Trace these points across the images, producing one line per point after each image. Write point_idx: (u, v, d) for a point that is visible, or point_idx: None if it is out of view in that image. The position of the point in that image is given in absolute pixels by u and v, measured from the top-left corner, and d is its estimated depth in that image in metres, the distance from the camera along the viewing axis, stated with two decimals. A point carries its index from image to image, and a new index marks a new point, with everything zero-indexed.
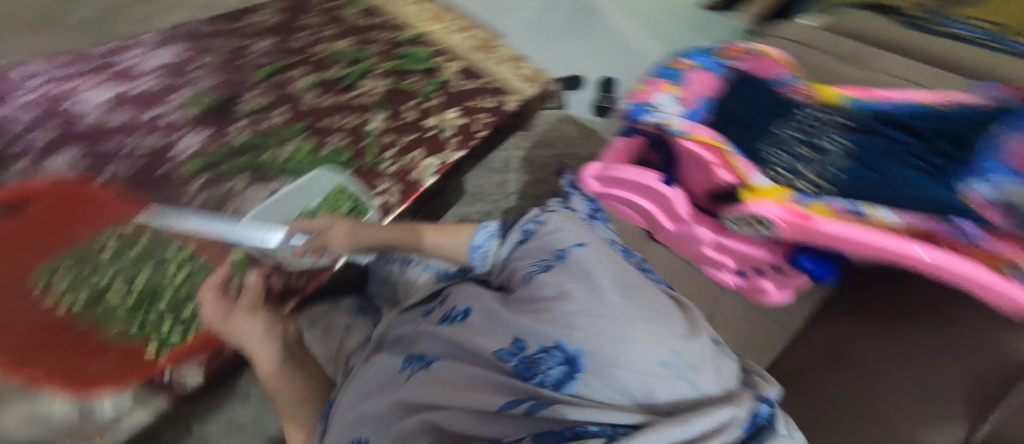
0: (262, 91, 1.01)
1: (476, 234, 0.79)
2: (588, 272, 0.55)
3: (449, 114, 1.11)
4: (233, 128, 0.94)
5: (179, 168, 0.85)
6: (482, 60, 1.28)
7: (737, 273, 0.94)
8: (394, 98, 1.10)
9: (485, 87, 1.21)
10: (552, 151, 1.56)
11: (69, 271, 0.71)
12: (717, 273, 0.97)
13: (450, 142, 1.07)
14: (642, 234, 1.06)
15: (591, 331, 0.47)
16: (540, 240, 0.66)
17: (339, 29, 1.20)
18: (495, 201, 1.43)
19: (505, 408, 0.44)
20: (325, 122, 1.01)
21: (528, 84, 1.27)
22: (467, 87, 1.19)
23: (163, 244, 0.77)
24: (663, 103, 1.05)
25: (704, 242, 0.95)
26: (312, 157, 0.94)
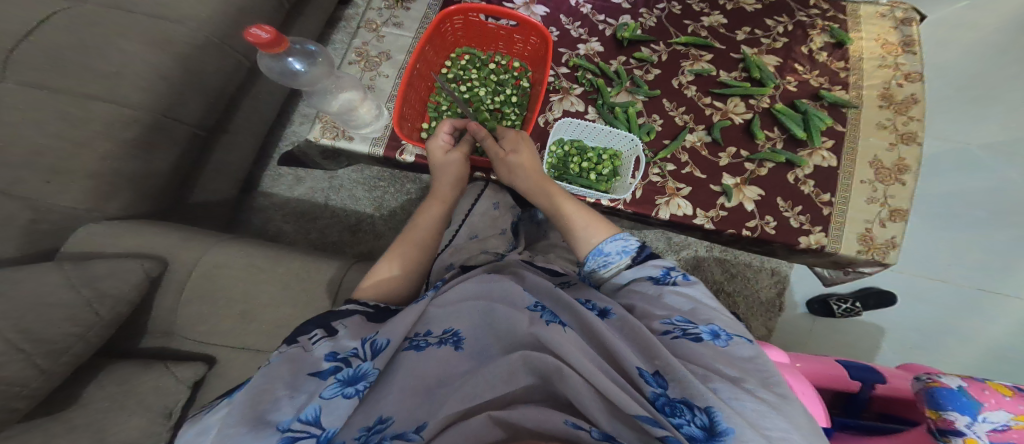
0: (665, 22, 0.89)
1: (609, 240, 0.61)
2: (760, 368, 0.46)
3: (747, 193, 0.76)
4: (593, 44, 0.87)
5: (557, 61, 0.86)
6: (892, 182, 0.76)
7: None
8: (731, 133, 0.81)
9: (820, 205, 0.75)
10: (785, 303, 1.14)
11: (467, 55, 0.84)
12: None
13: (719, 210, 0.76)
14: None
15: (751, 421, 0.41)
16: (691, 301, 0.54)
17: (803, 37, 0.88)
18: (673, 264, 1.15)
19: (643, 421, 0.40)
20: (667, 101, 0.83)
21: (885, 254, 0.72)
22: (807, 191, 0.76)
23: (507, 87, 0.82)
24: None
25: None
26: (616, 118, 0.81)
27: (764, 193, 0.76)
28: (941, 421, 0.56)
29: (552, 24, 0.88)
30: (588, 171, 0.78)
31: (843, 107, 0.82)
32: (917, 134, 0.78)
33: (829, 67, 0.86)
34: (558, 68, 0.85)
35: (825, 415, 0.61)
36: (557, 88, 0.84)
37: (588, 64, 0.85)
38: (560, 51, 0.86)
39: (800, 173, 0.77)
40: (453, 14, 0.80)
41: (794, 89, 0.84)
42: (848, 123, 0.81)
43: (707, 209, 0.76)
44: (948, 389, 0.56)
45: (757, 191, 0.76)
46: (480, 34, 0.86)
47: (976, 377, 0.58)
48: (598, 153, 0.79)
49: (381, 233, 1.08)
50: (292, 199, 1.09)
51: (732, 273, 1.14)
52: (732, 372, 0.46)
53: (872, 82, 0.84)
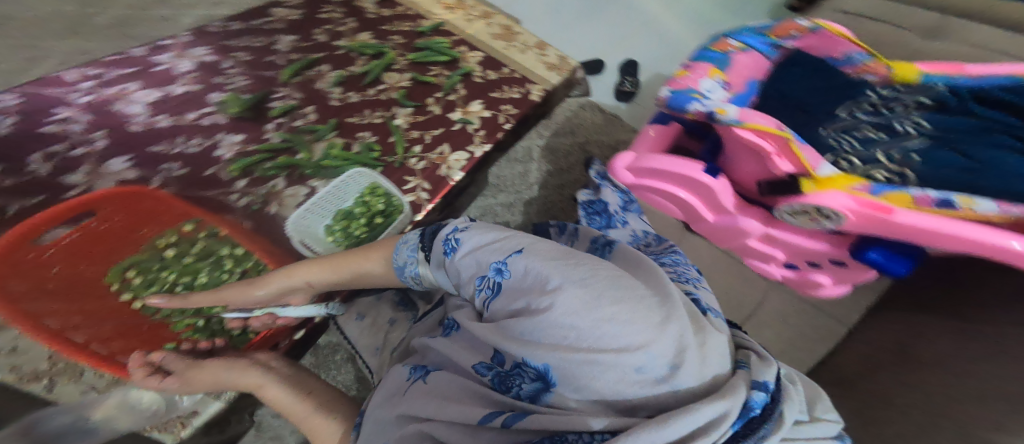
0: (292, 90, 0.94)
1: (397, 251, 0.58)
2: (537, 276, 0.42)
3: (476, 111, 0.96)
4: (229, 137, 0.86)
5: (222, 168, 0.83)
6: (504, 47, 1.07)
7: (783, 265, 0.99)
8: (417, 90, 0.98)
9: (511, 76, 1.03)
10: (574, 137, 1.34)
11: (139, 268, 0.75)
12: (764, 266, 1.03)
13: (476, 134, 0.92)
14: (677, 225, 1.10)
15: (550, 344, 0.39)
16: (472, 255, 0.49)
17: (359, 22, 1.08)
18: (518, 192, 1.22)
19: (486, 420, 0.40)
20: (352, 118, 0.92)
21: (554, 72, 1.05)
22: (496, 77, 1.03)
23: (220, 243, 0.79)
24: (710, 90, 0.88)
25: (752, 233, 0.95)
26: (332, 166, 0.85)
27: (484, 101, 0.97)
28: (696, 116, 0.81)
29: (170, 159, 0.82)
30: (372, 219, 0.81)
31: (441, 27, 1.10)
32: (488, 14, 1.15)
33: (396, 22, 1.10)
34: (232, 187, 0.83)
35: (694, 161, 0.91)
36: (263, 199, 0.83)
37: (242, 158, 0.84)
38: (208, 173, 0.83)
39: (479, 74, 1.02)
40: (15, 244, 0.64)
41: (404, 40, 1.07)
42: (456, 33, 1.10)
43: (471, 142, 0.91)
44: (672, 98, 0.85)
45: (479, 103, 0.97)
46: (102, 247, 0.74)
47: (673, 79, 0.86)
48: (362, 201, 0.82)
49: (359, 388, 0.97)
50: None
51: (575, 134, 1.34)
52: (519, 302, 0.43)
53: (433, 10, 1.14)
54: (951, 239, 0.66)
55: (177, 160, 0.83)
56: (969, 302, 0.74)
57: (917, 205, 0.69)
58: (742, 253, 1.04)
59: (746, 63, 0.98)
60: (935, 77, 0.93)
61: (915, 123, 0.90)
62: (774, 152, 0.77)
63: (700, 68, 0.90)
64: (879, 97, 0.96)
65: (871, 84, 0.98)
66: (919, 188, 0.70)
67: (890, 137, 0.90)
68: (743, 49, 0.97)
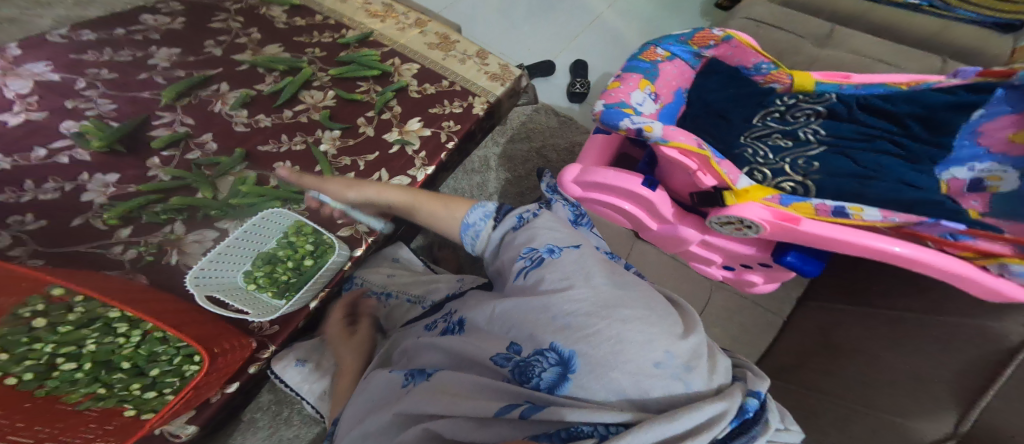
0: (182, 114, 0.81)
1: (470, 211, 0.61)
2: (580, 266, 0.48)
3: (413, 129, 0.87)
4: (98, 176, 0.71)
5: (94, 215, 0.67)
6: (440, 59, 1.00)
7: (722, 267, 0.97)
8: (343, 111, 0.88)
9: (450, 89, 0.95)
10: (531, 143, 1.30)
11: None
12: (706, 268, 1.00)
13: (417, 156, 0.84)
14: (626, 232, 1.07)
15: (586, 331, 0.42)
16: (531, 231, 0.54)
17: (266, 32, 0.97)
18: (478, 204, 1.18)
19: (501, 412, 0.40)
20: (264, 146, 0.81)
21: (497, 82, 0.98)
22: (432, 90, 0.94)
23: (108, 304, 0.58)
24: (639, 104, 0.93)
25: (688, 241, 0.94)
26: (250, 202, 0.74)
27: (421, 118, 0.89)
28: (627, 132, 0.83)
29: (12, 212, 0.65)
30: (299, 265, 0.72)
31: (369, 39, 1.01)
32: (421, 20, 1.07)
33: (313, 32, 1.00)
34: (111, 238, 0.66)
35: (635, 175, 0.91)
36: (157, 249, 0.67)
37: (120, 202, 0.69)
38: (75, 223, 0.66)
39: (416, 88, 0.94)
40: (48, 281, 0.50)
41: (323, 53, 0.96)
42: (385, 43, 1.01)
43: (411, 166, 0.82)
44: (605, 113, 0.86)
45: (416, 121, 0.88)
46: None
47: (607, 93, 0.92)
48: (286, 245, 0.73)
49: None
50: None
51: (532, 138, 1.31)
52: (560, 283, 0.47)
53: (357, 16, 1.05)
54: (846, 244, 0.71)
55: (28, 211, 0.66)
56: (870, 290, 0.80)
57: (818, 215, 0.75)
58: (685, 257, 1.01)
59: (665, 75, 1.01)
60: (832, 86, 0.97)
61: (814, 130, 0.94)
62: (700, 172, 0.80)
63: (631, 80, 0.95)
64: (785, 105, 0.99)
65: (778, 92, 1.01)
66: (817, 200, 0.76)
67: (795, 144, 0.93)
68: (662, 59, 1.00)
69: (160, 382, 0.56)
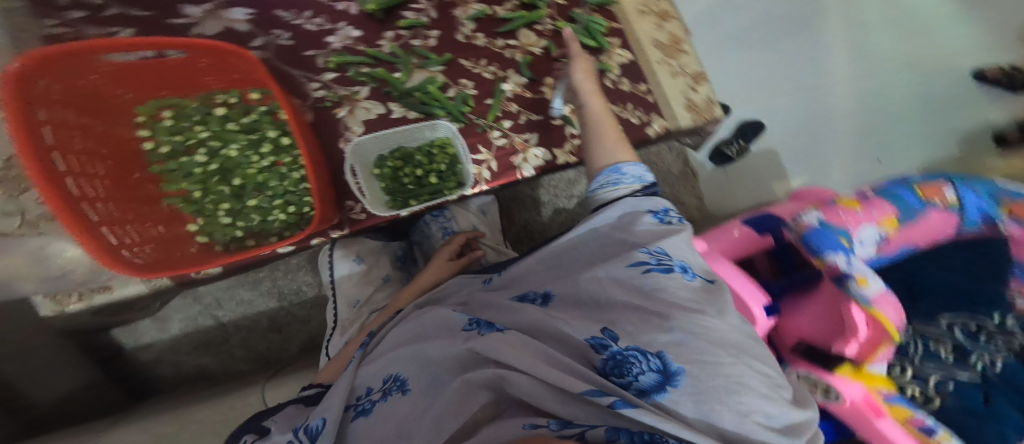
0: (431, 5, 0.81)
1: (630, 163, 0.61)
2: (713, 298, 0.43)
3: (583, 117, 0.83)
4: (343, 30, 0.78)
5: (324, 55, 0.77)
6: (657, 59, 0.85)
7: None
8: (541, 63, 0.83)
9: (644, 96, 0.83)
10: None
11: (172, 112, 0.69)
12: None
13: (571, 142, 0.82)
14: None
15: (704, 356, 0.37)
16: (670, 235, 0.51)
17: None
18: None
19: (588, 394, 0.36)
20: (466, 62, 0.81)
21: (692, 114, 0.83)
22: (627, 88, 0.83)
23: (270, 123, 0.72)
24: (875, 241, 0.51)
25: None
26: (423, 101, 0.77)
27: None
28: (825, 268, 0.49)
29: (274, 27, 0.76)
30: (426, 175, 0.74)
31: (608, 5, 0.87)
32: (668, 11, 0.89)
33: None
34: (318, 75, 0.76)
35: (760, 289, 0.54)
36: (338, 100, 0.76)
37: (345, 55, 0.77)
38: (309, 55, 0.76)
39: (612, 75, 0.83)
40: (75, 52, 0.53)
41: (564, 1, 0.86)
42: (619, 18, 0.87)
43: (562, 147, 0.81)
44: (816, 226, 0.51)
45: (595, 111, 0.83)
46: (142, 77, 0.66)
47: (827, 203, 0.53)
48: (427, 151, 0.75)
49: (307, 317, 1.01)
50: (177, 336, 0.96)
51: None
52: (686, 298, 0.43)
53: None
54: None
55: (289, 31, 0.77)
56: None
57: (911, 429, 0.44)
58: None
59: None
60: None
61: None
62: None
63: (877, 209, 0.51)
64: None
65: None
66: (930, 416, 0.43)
67: None
68: None
69: (244, 214, 0.71)
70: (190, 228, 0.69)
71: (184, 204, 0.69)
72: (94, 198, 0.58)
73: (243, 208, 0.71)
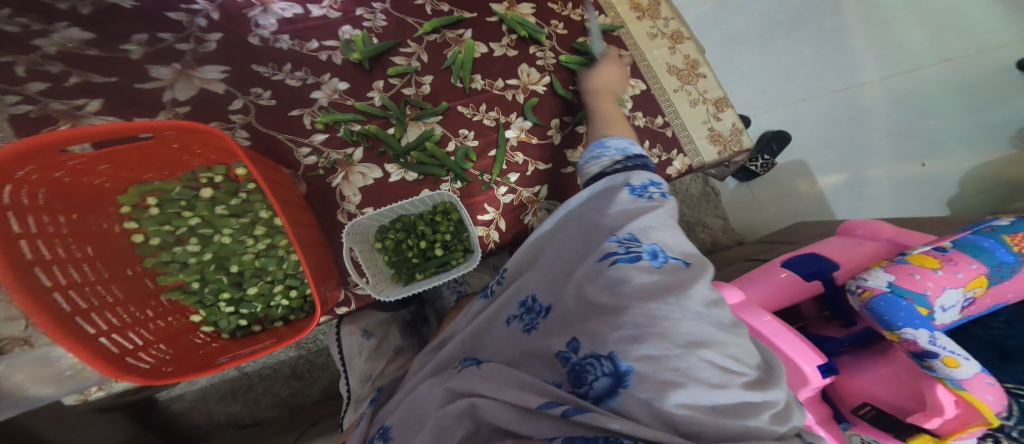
0: (424, 51, 0.79)
1: (616, 138, 0.58)
2: (679, 285, 0.40)
3: None
4: (331, 82, 0.75)
5: (309, 112, 0.73)
6: (673, 88, 0.80)
7: None
8: (545, 105, 0.78)
9: (660, 130, 0.77)
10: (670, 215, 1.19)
11: (160, 199, 0.62)
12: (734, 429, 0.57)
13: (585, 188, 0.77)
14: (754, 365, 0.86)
15: (654, 351, 0.37)
16: (643, 217, 0.46)
17: None
18: None
19: (543, 407, 0.40)
20: (463, 108, 0.76)
21: (715, 144, 0.77)
22: (642, 123, 0.77)
23: (263, 202, 0.65)
24: (945, 306, 0.54)
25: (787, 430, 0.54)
26: (421, 161, 0.73)
27: None
28: (903, 343, 0.52)
29: (257, 84, 0.73)
30: (432, 247, 0.70)
31: (613, 32, 0.83)
32: (681, 31, 0.84)
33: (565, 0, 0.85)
34: (308, 137, 0.72)
35: (812, 349, 0.54)
36: (330, 166, 0.71)
37: (336, 112, 0.73)
38: (294, 113, 0.73)
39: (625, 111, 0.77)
40: (38, 149, 0.44)
41: (565, 31, 0.82)
42: (627, 45, 0.82)
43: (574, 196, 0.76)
44: (882, 296, 0.54)
45: None
46: (129, 164, 0.57)
47: (900, 263, 0.57)
48: (428, 221, 0.70)
49: (326, 363, 1.00)
50: (206, 387, 0.93)
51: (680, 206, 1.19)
52: (649, 289, 0.40)
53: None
54: None
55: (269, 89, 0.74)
56: None
57: None
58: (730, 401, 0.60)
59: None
60: None
61: None
62: (940, 417, 0.50)
63: (965, 268, 0.55)
64: None
65: None
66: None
67: None
68: None
69: (245, 302, 0.64)
70: (193, 320, 0.63)
71: (186, 296, 0.62)
72: (91, 310, 0.50)
73: (244, 297, 0.64)
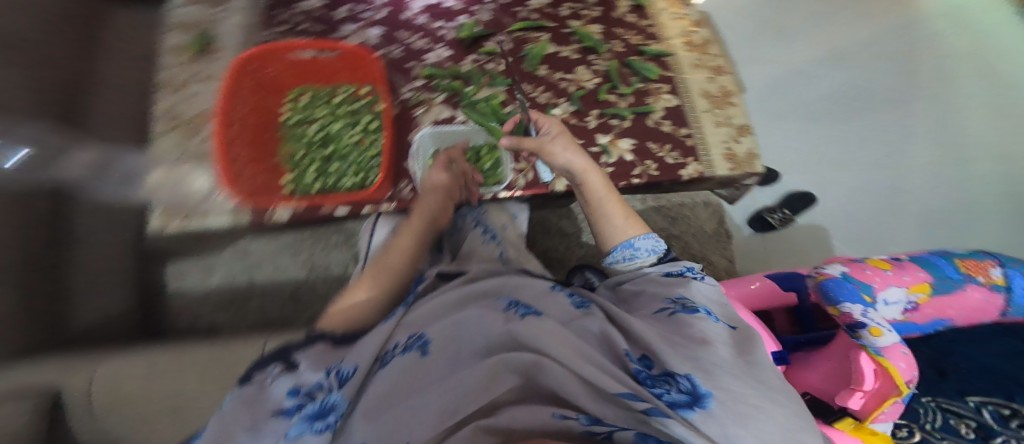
0: (508, 42, 0.95)
1: (643, 236, 0.69)
2: (739, 342, 0.51)
3: (622, 146, 0.86)
4: (439, 50, 0.95)
5: (419, 66, 0.93)
6: (703, 108, 0.90)
7: None
8: (590, 98, 0.91)
9: (682, 139, 0.87)
10: (670, 227, 1.32)
11: (310, 97, 0.91)
12: None
13: (603, 169, 0.84)
14: None
15: (729, 383, 0.45)
16: (695, 289, 0.59)
17: (604, 10, 0.99)
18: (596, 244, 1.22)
19: (625, 396, 0.45)
20: (524, 87, 0.92)
21: (730, 162, 0.86)
22: (667, 130, 0.87)
23: (369, 113, 0.90)
24: (888, 302, 0.67)
25: None
26: (483, 112, 0.89)
27: (635, 142, 0.86)
28: (842, 316, 0.63)
29: (394, 43, 0.95)
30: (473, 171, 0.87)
31: (664, 56, 0.95)
32: (724, 66, 0.95)
33: (630, 26, 0.98)
34: (410, 81, 0.92)
35: (770, 338, 0.66)
36: (419, 102, 0.91)
37: (434, 69, 0.93)
38: (410, 65, 0.93)
39: (655, 117, 0.89)
40: (275, 50, 0.85)
41: (622, 48, 0.95)
42: (672, 67, 0.94)
43: None
44: (835, 280, 0.67)
45: (630, 142, 0.86)
46: (312, 72, 0.93)
47: (859, 262, 0.70)
48: (476, 151, 0.90)
49: (325, 292, 1.16)
50: (212, 287, 1.12)
51: (674, 221, 1.32)
52: (717, 343, 0.50)
53: (674, 31, 0.98)
54: None
55: (397, 48, 0.95)
56: None
57: None
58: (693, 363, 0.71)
59: (987, 301, 0.70)
60: None
61: None
62: (861, 391, 0.54)
63: (912, 274, 0.70)
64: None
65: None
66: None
67: None
68: (983, 285, 0.71)
69: (326, 173, 0.86)
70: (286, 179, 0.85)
71: (290, 161, 0.87)
72: (239, 119, 0.81)
73: (327, 170, 0.86)
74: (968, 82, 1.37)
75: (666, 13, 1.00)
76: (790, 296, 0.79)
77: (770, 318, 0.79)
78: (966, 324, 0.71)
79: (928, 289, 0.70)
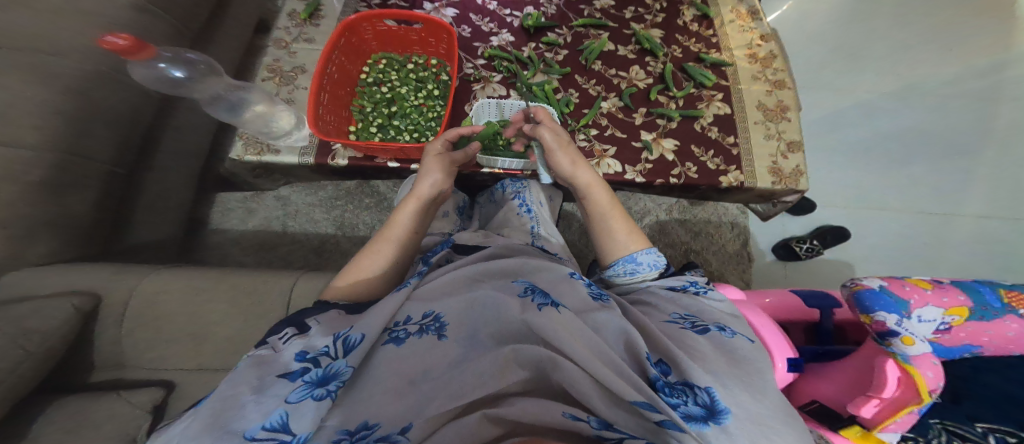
0: (570, 35, 0.99)
1: (642, 251, 0.67)
2: (752, 360, 0.50)
3: (665, 145, 0.88)
4: (503, 35, 0.98)
5: (482, 47, 0.97)
6: (755, 120, 0.90)
7: None
8: (640, 96, 0.93)
9: (728, 147, 0.88)
10: (693, 239, 1.32)
11: (386, 61, 0.97)
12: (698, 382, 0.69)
13: (643, 163, 0.86)
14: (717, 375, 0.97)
15: (742, 401, 0.45)
16: (704, 304, 0.59)
17: (669, 16, 1.01)
18: None
19: (642, 405, 0.43)
20: (578, 78, 0.94)
21: (773, 176, 0.86)
22: (713, 136, 0.89)
23: (435, 81, 0.95)
24: (926, 320, 0.61)
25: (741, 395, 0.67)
26: (537, 95, 0.92)
27: (679, 143, 0.88)
28: (874, 324, 0.59)
29: (463, 23, 0.98)
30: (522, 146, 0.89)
31: (722, 66, 0.96)
32: (785, 81, 0.94)
33: (693, 34, 1.00)
34: (471, 59, 0.96)
35: (788, 343, 0.64)
36: (478, 78, 0.94)
37: (497, 52, 0.96)
38: (475, 45, 0.97)
39: (703, 122, 0.90)
40: (365, 19, 0.91)
41: (681, 54, 0.97)
42: (729, 78, 0.95)
43: (634, 165, 0.86)
44: (870, 290, 0.60)
45: (673, 142, 0.88)
46: (393, 41, 0.97)
47: (901, 279, 0.63)
48: None
49: (349, 251, 1.20)
50: (248, 231, 1.19)
51: (697, 234, 1.32)
52: (731, 361, 0.50)
53: (738, 44, 0.99)
54: None
55: (463, 26, 0.98)
56: None
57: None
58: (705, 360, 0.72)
59: (1022, 333, 0.64)
60: None
61: None
62: (877, 399, 0.57)
63: (951, 296, 0.63)
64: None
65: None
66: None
67: None
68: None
69: (386, 129, 0.92)
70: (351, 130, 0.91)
71: (357, 113, 0.93)
72: (329, 72, 0.86)
73: (388, 127, 0.92)
74: (995, 158, 1.46)
75: (733, 26, 1.01)
76: (812, 312, 0.79)
77: (785, 331, 0.80)
78: (994, 355, 0.65)
79: (966, 314, 0.63)
